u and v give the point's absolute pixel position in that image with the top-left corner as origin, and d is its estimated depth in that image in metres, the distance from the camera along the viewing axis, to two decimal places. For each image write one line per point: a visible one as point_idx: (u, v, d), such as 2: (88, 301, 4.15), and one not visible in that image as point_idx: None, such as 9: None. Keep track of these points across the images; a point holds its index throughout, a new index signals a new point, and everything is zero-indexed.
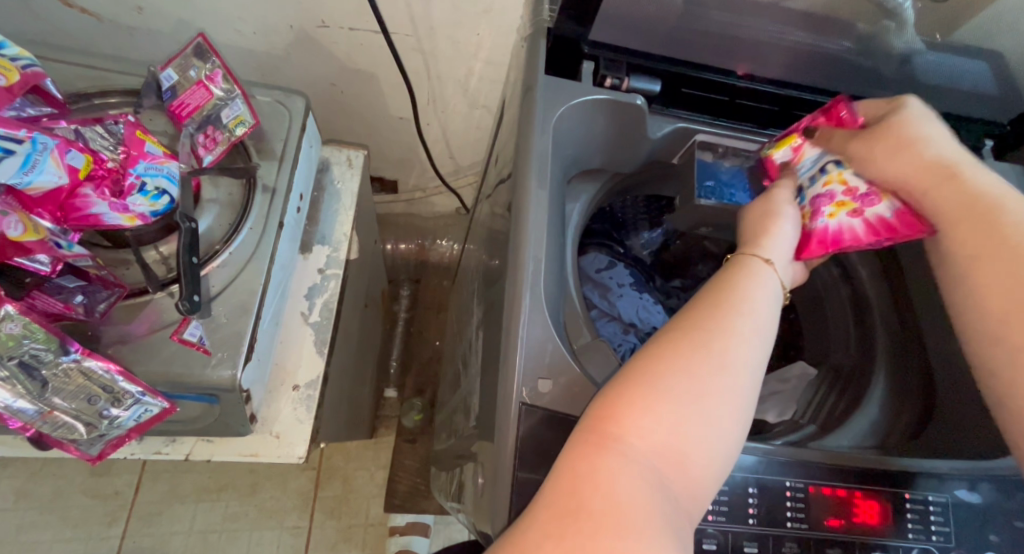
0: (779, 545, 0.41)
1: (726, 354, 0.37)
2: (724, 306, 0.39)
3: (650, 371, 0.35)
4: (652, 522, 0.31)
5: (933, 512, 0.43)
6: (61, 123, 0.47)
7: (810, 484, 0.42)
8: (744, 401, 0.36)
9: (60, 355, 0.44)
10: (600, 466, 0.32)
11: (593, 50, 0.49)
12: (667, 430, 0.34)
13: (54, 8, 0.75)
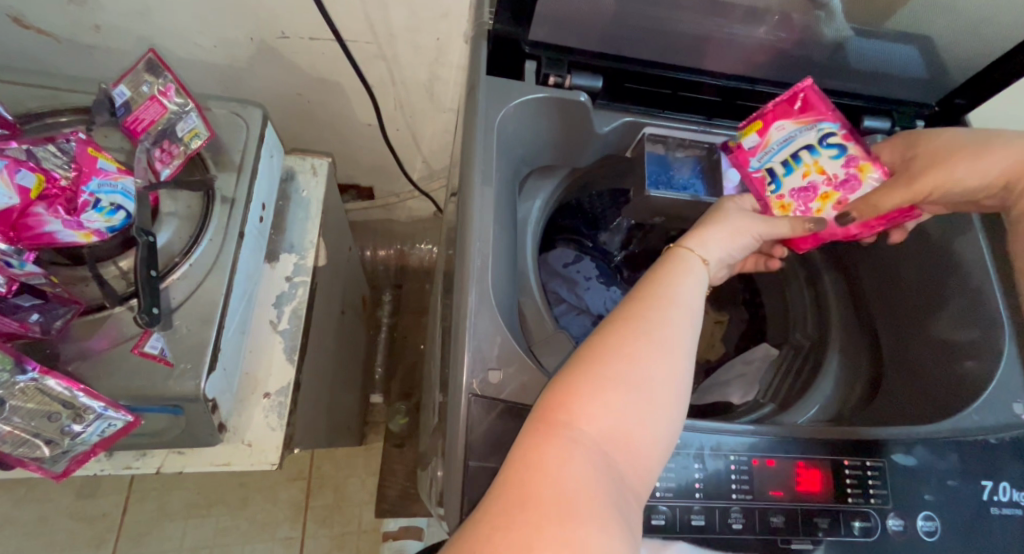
0: (726, 517, 0.42)
1: (666, 342, 0.38)
2: (661, 297, 0.41)
3: (595, 361, 0.37)
4: (599, 508, 0.32)
5: (872, 477, 0.45)
6: (11, 144, 0.48)
7: (752, 457, 0.44)
8: (685, 384, 0.38)
9: (17, 375, 0.44)
10: (550, 456, 0.33)
11: (534, 49, 0.50)
12: (612, 417, 0.35)
13: (10, 30, 0.75)
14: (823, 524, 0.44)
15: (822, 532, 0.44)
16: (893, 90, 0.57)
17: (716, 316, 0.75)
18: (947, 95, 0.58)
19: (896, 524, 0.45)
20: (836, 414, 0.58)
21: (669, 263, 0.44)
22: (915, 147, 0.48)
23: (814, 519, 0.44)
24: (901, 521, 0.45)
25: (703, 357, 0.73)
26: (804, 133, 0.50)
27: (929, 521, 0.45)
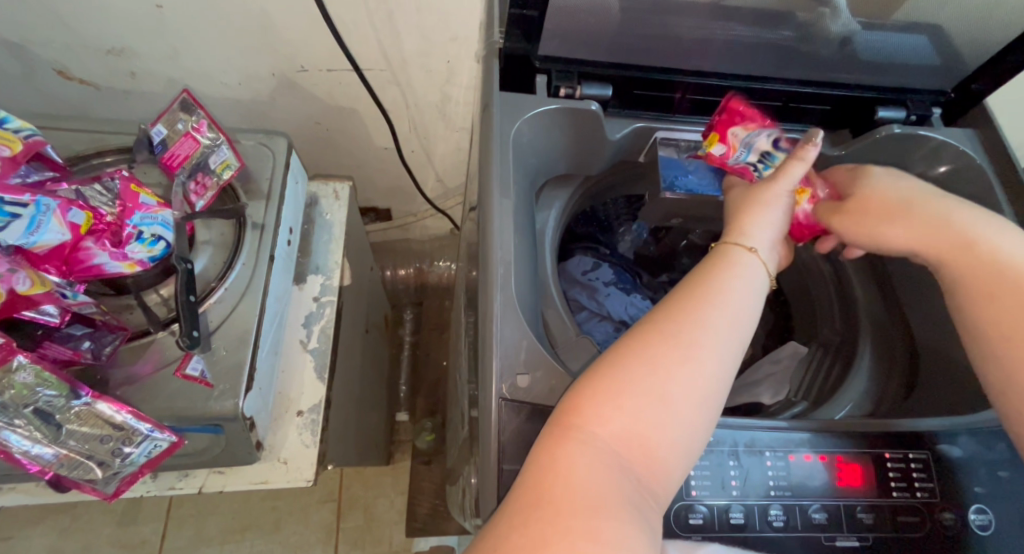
0: (766, 515, 0.42)
1: (691, 349, 0.38)
2: (689, 301, 0.41)
3: (616, 372, 0.37)
4: (616, 511, 0.32)
5: (915, 469, 0.45)
6: (62, 186, 0.52)
7: (788, 452, 0.44)
8: (712, 391, 0.38)
9: (71, 400, 0.46)
10: (567, 460, 0.33)
11: (545, 63, 0.51)
12: (634, 424, 0.35)
13: (54, 79, 0.81)
14: (867, 518, 0.43)
15: (867, 527, 0.43)
16: (906, 80, 0.57)
17: None
18: (962, 83, 0.57)
19: (945, 517, 0.44)
20: (873, 409, 0.57)
21: (699, 270, 0.44)
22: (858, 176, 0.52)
23: (856, 514, 0.43)
24: (950, 514, 0.44)
25: None
26: (758, 137, 0.52)
27: (982, 514, 0.44)
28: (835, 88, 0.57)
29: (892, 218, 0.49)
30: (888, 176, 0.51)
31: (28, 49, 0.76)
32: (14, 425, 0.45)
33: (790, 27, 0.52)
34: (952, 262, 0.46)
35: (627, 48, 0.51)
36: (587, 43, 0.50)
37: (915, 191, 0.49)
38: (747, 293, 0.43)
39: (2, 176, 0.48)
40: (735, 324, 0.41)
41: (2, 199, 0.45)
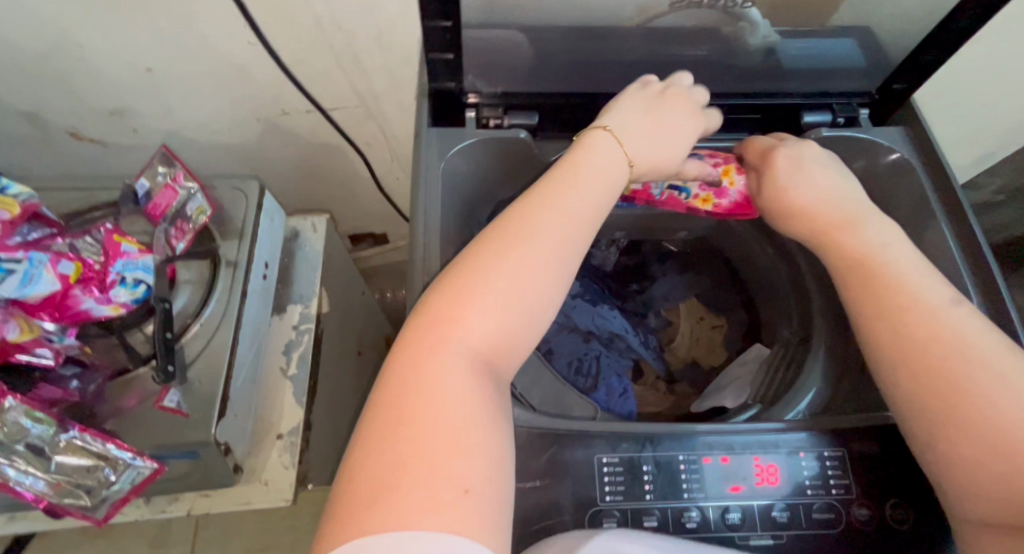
0: (680, 517, 0.40)
1: (472, 287, 0.38)
2: (480, 247, 0.41)
3: (404, 349, 0.36)
4: (442, 460, 0.30)
5: (832, 468, 0.42)
6: (56, 241, 0.57)
7: (703, 455, 0.42)
8: (513, 307, 0.38)
9: (60, 432, 0.51)
10: (374, 441, 0.31)
11: (473, 99, 0.54)
12: (431, 374, 0.35)
13: (68, 142, 0.90)
14: (782, 518, 0.41)
15: (781, 526, 0.41)
16: (836, 84, 0.58)
17: (711, 320, 0.78)
18: (884, 83, 0.57)
19: (863, 513, 0.41)
20: (824, 407, 0.57)
21: (492, 223, 0.43)
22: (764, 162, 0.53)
23: (770, 514, 0.41)
24: (866, 510, 0.41)
25: (690, 354, 0.78)
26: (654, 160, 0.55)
27: (902, 510, 0.42)
28: (764, 96, 0.59)
29: (790, 212, 0.50)
30: (790, 171, 0.50)
31: (43, 117, 0.85)
32: (12, 461, 0.50)
33: (710, 42, 0.55)
34: (840, 262, 0.46)
35: (550, 73, 0.55)
36: (507, 74, 0.54)
37: (823, 187, 0.49)
38: (552, 211, 0.42)
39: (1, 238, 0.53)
40: (530, 242, 0.40)
41: None
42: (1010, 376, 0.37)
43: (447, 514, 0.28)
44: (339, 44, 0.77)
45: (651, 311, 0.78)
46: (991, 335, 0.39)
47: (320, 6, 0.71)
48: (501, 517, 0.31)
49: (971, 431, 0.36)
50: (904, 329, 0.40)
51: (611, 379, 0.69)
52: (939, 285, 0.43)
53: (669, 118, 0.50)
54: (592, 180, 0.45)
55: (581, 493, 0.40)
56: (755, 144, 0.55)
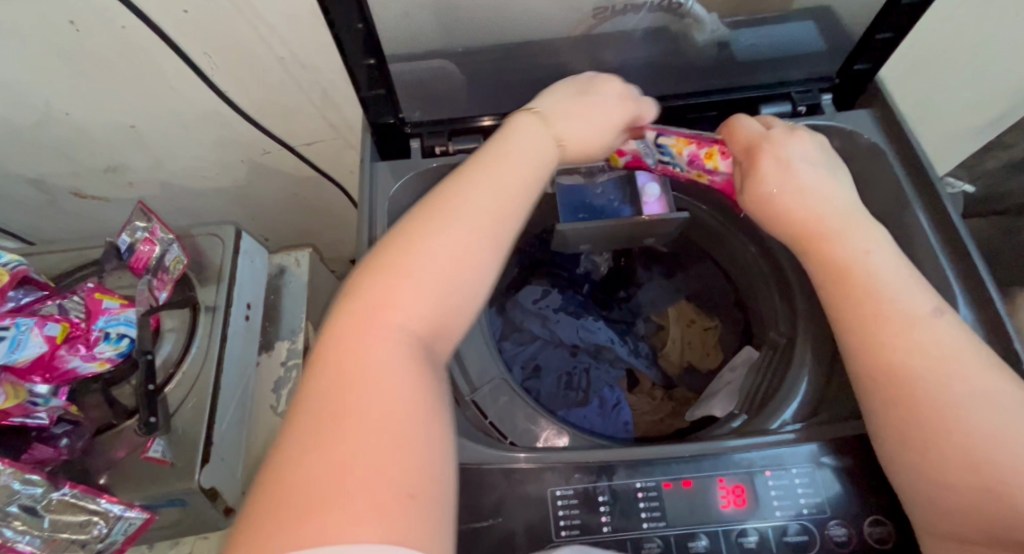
0: (638, 548, 0.40)
1: (405, 267, 0.38)
2: (410, 233, 0.40)
3: (333, 333, 0.35)
4: (387, 460, 0.29)
5: (800, 486, 0.42)
6: (45, 304, 0.59)
7: (662, 480, 0.42)
8: (449, 296, 0.38)
9: (53, 490, 0.54)
10: (309, 433, 0.30)
11: (415, 128, 0.56)
12: (370, 360, 0.34)
13: (72, 200, 0.93)
14: (752, 543, 0.40)
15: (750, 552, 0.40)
16: (790, 68, 0.56)
17: (704, 322, 0.75)
18: (842, 68, 0.56)
19: (839, 534, 0.40)
20: (814, 409, 0.53)
21: (424, 204, 0.43)
22: (749, 159, 0.50)
23: (739, 540, 0.40)
24: (844, 529, 0.40)
25: (684, 358, 0.73)
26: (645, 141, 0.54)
27: (880, 527, 0.40)
28: (716, 93, 0.57)
29: (774, 211, 0.48)
30: (773, 172, 0.48)
31: (46, 181, 0.87)
32: (8, 522, 0.53)
33: (663, 42, 0.52)
34: (822, 264, 0.45)
35: (488, 87, 0.55)
36: (446, 102, 0.55)
37: (807, 181, 0.48)
38: (489, 195, 0.42)
39: None
40: (467, 223, 0.41)
41: None
42: (985, 386, 0.37)
43: (395, 520, 0.27)
44: (305, 80, 0.74)
45: (640, 318, 0.76)
46: (974, 348, 0.39)
47: (280, 47, 0.68)
48: (445, 521, 0.30)
49: (945, 447, 0.36)
50: (887, 341, 0.40)
51: (601, 391, 0.65)
52: (923, 293, 0.42)
53: (595, 100, 0.51)
54: (525, 167, 0.45)
55: (534, 526, 0.41)
56: (737, 132, 0.52)
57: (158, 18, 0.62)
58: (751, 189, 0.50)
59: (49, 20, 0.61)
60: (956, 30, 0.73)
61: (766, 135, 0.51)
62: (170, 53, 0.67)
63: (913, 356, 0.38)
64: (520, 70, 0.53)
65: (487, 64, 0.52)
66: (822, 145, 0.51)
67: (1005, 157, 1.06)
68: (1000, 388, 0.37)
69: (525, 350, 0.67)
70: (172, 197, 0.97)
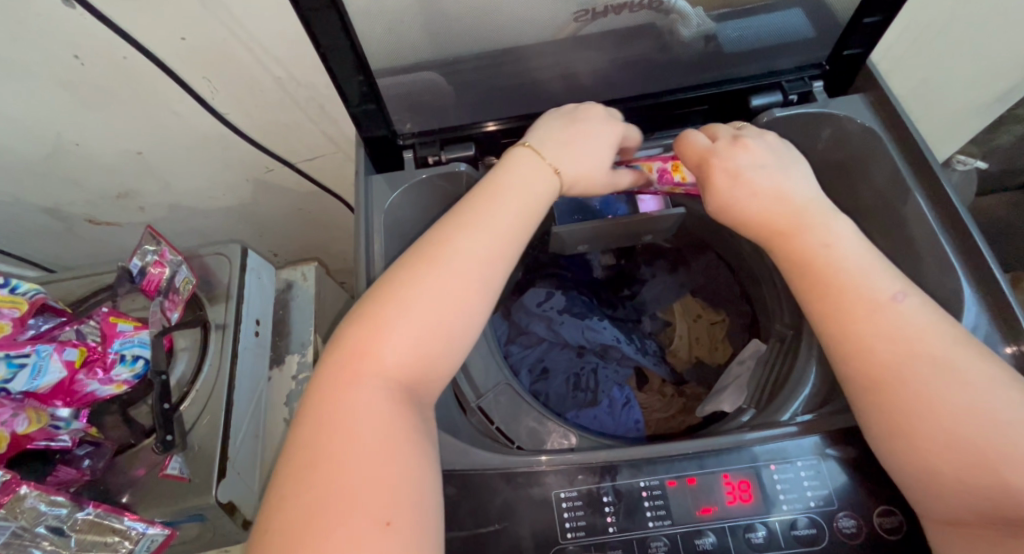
0: (646, 548, 0.41)
1: (389, 313, 0.41)
2: (396, 279, 0.43)
3: (324, 379, 0.40)
4: (362, 495, 0.33)
5: (806, 478, 0.42)
6: (64, 329, 0.61)
7: (666, 478, 0.43)
8: (434, 335, 0.41)
9: (77, 511, 0.56)
10: (298, 476, 0.34)
11: (407, 140, 0.58)
12: (351, 406, 0.37)
13: (87, 227, 0.95)
14: (759, 539, 0.41)
15: (758, 547, 0.41)
16: (778, 59, 0.56)
17: (711, 316, 0.74)
18: (834, 54, 0.56)
19: (848, 525, 0.41)
20: (824, 400, 0.52)
21: (412, 248, 0.46)
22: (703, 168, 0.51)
23: (746, 535, 0.41)
24: (853, 521, 0.41)
25: (694, 354, 0.72)
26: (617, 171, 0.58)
27: (890, 516, 0.41)
28: (705, 87, 0.58)
29: (734, 218, 0.49)
30: (726, 181, 0.49)
31: (62, 211, 0.90)
32: (37, 542, 0.54)
33: (649, 39, 0.52)
34: (787, 264, 0.46)
35: (477, 96, 0.56)
36: (435, 113, 0.57)
37: (762, 185, 0.48)
38: (471, 235, 0.45)
39: (13, 338, 0.57)
40: (447, 264, 0.43)
41: (8, 354, 0.54)
42: (957, 365, 0.38)
43: (371, 548, 0.31)
44: (304, 99, 0.75)
45: (645, 316, 0.75)
46: (942, 328, 0.40)
47: (277, 67, 0.69)
48: (427, 542, 0.34)
49: (917, 429, 0.37)
50: (851, 332, 0.41)
51: (610, 392, 0.65)
52: (888, 277, 0.43)
53: (585, 129, 0.52)
54: (509, 200, 0.47)
55: (539, 530, 0.42)
56: (686, 144, 0.53)
57: (158, 48, 0.64)
58: (711, 196, 0.50)
59: (54, 56, 0.63)
60: (955, 6, 0.71)
61: (715, 145, 0.51)
62: (172, 81, 0.69)
63: (875, 349, 0.39)
64: (506, 77, 0.54)
65: (473, 73, 0.53)
66: (774, 143, 0.51)
67: (1017, 132, 1.04)
68: (977, 367, 0.38)
69: (532, 352, 0.67)
70: (182, 218, 0.99)
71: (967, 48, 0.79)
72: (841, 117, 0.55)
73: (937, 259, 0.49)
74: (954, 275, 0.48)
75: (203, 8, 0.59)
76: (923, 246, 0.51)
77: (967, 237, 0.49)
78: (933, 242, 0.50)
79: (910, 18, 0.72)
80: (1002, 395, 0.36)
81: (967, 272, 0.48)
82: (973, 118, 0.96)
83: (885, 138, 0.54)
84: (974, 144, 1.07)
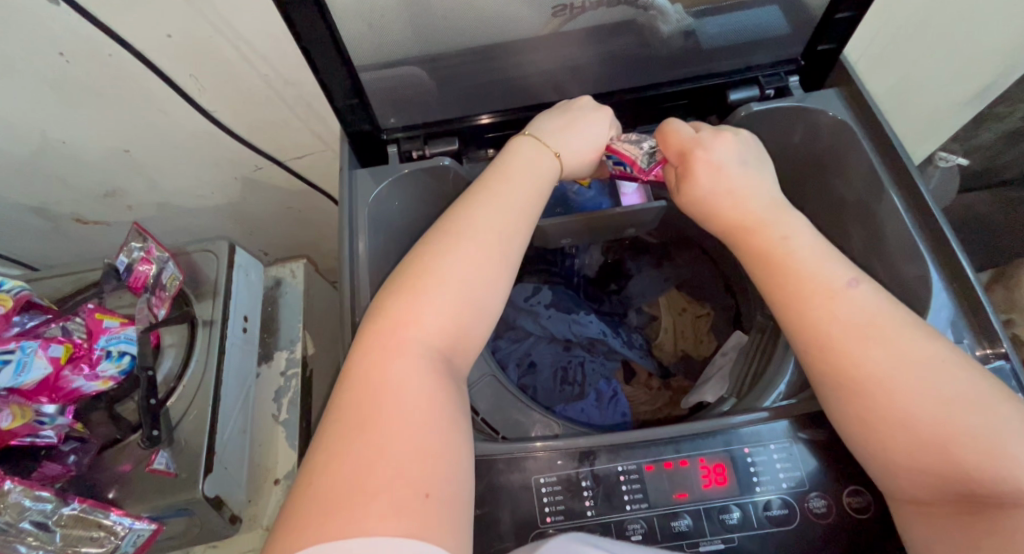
0: (623, 530, 0.42)
1: (422, 291, 0.42)
2: (424, 260, 0.44)
3: (359, 357, 0.40)
4: (402, 466, 0.33)
5: (779, 460, 0.43)
6: (49, 326, 0.61)
7: (645, 463, 0.44)
8: (467, 313, 0.43)
9: (63, 506, 0.56)
10: (340, 445, 0.34)
11: (392, 135, 0.59)
12: (389, 380, 0.38)
13: (76, 226, 0.96)
14: (734, 520, 0.42)
15: (732, 528, 0.42)
16: (757, 54, 0.58)
17: (696, 310, 0.75)
18: (808, 50, 0.57)
19: (818, 505, 0.42)
20: (806, 385, 0.52)
21: (429, 236, 0.47)
22: (686, 160, 0.51)
23: (721, 517, 0.42)
24: (823, 501, 0.42)
25: (679, 348, 0.73)
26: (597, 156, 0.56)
27: (859, 496, 0.42)
28: (686, 82, 0.59)
29: (706, 212, 0.50)
30: (709, 173, 0.50)
31: (50, 210, 0.90)
32: (23, 538, 0.55)
33: (630, 35, 0.53)
34: (748, 256, 0.47)
35: (461, 92, 0.57)
36: (419, 108, 0.57)
37: (736, 184, 0.49)
38: (488, 223, 0.46)
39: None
40: (475, 245, 0.45)
41: None
42: (916, 344, 0.39)
43: (412, 513, 0.31)
44: (292, 96, 0.76)
45: (632, 309, 0.75)
46: (896, 311, 0.41)
47: (265, 65, 0.70)
48: (463, 515, 0.34)
49: (880, 415, 0.38)
50: (810, 319, 0.41)
51: (597, 384, 0.66)
52: (839, 265, 0.44)
53: (578, 116, 0.55)
54: (520, 190, 0.49)
55: (519, 516, 0.42)
56: (670, 137, 0.53)
57: (144, 46, 0.65)
58: (691, 183, 0.50)
59: (39, 53, 0.63)
60: (932, 5, 0.73)
61: (711, 136, 0.51)
62: (159, 79, 0.70)
63: (849, 332, 0.40)
64: (490, 73, 0.55)
65: (458, 69, 0.54)
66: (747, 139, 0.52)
67: (998, 128, 1.06)
68: (932, 350, 0.39)
69: (519, 347, 0.67)
70: (171, 218, 0.99)
71: (944, 47, 0.81)
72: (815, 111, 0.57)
73: (908, 250, 0.51)
74: (923, 266, 0.50)
75: (190, 7, 0.60)
76: (893, 238, 0.52)
77: (937, 228, 0.50)
78: (904, 234, 0.51)
79: (887, 16, 0.73)
80: (954, 376, 0.37)
81: (939, 263, 0.49)
82: (953, 115, 0.97)
83: (860, 131, 0.55)
84: (955, 140, 1.08)
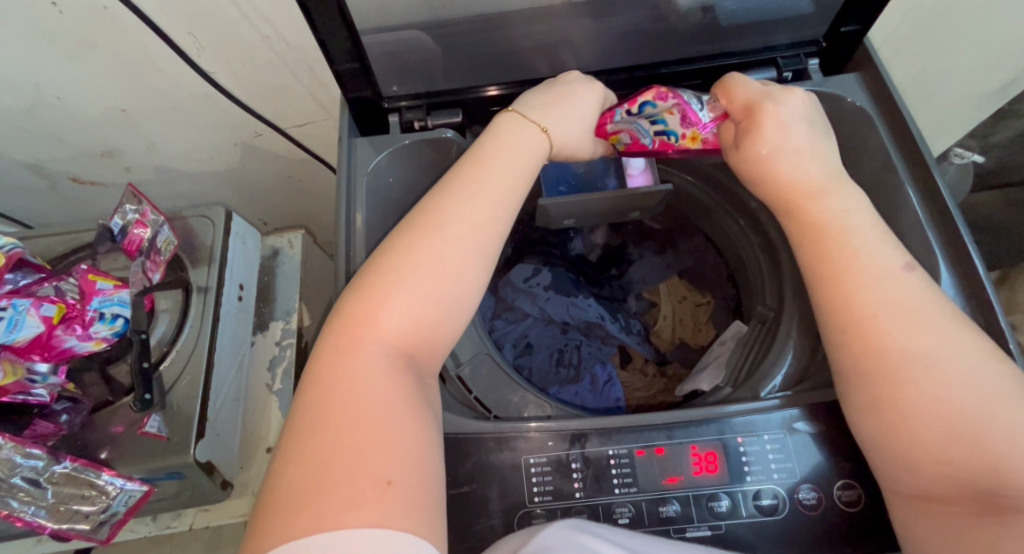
0: (611, 514, 0.42)
1: (385, 288, 0.41)
2: (393, 252, 0.43)
3: (322, 356, 0.39)
4: (364, 457, 0.33)
5: (771, 450, 0.43)
6: (41, 285, 0.59)
7: (635, 448, 0.43)
8: (435, 302, 0.41)
9: (54, 464, 0.56)
10: (302, 442, 0.34)
11: (394, 104, 0.58)
12: (351, 376, 0.37)
13: (71, 185, 0.94)
14: (723, 507, 0.42)
15: (721, 516, 0.42)
16: (777, 35, 0.56)
17: (696, 299, 0.74)
18: (831, 31, 0.56)
19: (808, 497, 0.42)
20: (801, 377, 0.53)
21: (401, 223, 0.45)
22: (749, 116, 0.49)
23: (710, 504, 0.42)
24: (814, 493, 0.42)
25: (677, 336, 0.73)
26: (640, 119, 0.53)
27: (849, 490, 0.42)
28: (698, 61, 0.57)
29: (763, 172, 0.48)
30: (775, 130, 0.48)
31: (45, 167, 0.89)
32: (14, 493, 0.55)
33: (646, 8, 0.51)
34: (800, 225, 0.46)
35: (468, 63, 0.55)
36: (424, 77, 0.56)
37: (801, 142, 0.48)
38: (462, 208, 0.44)
39: None
40: (444, 236, 0.43)
41: None
42: (959, 341, 0.38)
43: (371, 504, 0.31)
44: (294, 61, 0.74)
45: (631, 295, 0.75)
46: (941, 305, 0.40)
47: (266, 27, 0.68)
48: (432, 504, 0.33)
49: (911, 400, 0.37)
50: (856, 296, 0.41)
51: (593, 368, 0.65)
52: (894, 249, 0.43)
53: (565, 89, 0.53)
54: (499, 176, 0.47)
55: (511, 495, 0.42)
56: (734, 91, 0.51)
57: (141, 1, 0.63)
58: (753, 137, 0.48)
59: (34, 4, 0.61)
60: None
61: (786, 92, 0.49)
62: (156, 36, 0.68)
63: (898, 313, 0.39)
64: (497, 45, 0.53)
65: (465, 37, 0.52)
66: (815, 101, 0.50)
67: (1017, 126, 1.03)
68: (974, 347, 0.38)
69: (517, 328, 0.67)
70: (168, 181, 0.98)
71: (968, 38, 0.79)
72: (833, 97, 0.55)
73: (921, 244, 0.50)
74: (935, 261, 0.49)
75: None
76: (906, 232, 0.51)
77: (951, 222, 0.49)
78: (917, 228, 0.50)
79: (912, 3, 0.71)
80: (993, 375, 0.37)
81: (949, 258, 0.49)
82: (971, 110, 0.96)
83: (878, 120, 0.54)
84: (971, 136, 1.07)
